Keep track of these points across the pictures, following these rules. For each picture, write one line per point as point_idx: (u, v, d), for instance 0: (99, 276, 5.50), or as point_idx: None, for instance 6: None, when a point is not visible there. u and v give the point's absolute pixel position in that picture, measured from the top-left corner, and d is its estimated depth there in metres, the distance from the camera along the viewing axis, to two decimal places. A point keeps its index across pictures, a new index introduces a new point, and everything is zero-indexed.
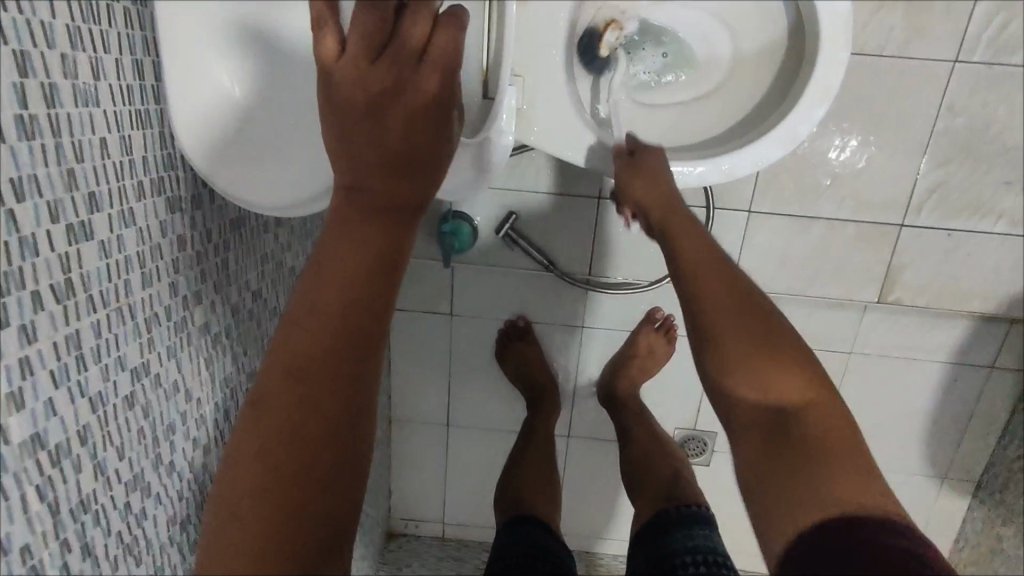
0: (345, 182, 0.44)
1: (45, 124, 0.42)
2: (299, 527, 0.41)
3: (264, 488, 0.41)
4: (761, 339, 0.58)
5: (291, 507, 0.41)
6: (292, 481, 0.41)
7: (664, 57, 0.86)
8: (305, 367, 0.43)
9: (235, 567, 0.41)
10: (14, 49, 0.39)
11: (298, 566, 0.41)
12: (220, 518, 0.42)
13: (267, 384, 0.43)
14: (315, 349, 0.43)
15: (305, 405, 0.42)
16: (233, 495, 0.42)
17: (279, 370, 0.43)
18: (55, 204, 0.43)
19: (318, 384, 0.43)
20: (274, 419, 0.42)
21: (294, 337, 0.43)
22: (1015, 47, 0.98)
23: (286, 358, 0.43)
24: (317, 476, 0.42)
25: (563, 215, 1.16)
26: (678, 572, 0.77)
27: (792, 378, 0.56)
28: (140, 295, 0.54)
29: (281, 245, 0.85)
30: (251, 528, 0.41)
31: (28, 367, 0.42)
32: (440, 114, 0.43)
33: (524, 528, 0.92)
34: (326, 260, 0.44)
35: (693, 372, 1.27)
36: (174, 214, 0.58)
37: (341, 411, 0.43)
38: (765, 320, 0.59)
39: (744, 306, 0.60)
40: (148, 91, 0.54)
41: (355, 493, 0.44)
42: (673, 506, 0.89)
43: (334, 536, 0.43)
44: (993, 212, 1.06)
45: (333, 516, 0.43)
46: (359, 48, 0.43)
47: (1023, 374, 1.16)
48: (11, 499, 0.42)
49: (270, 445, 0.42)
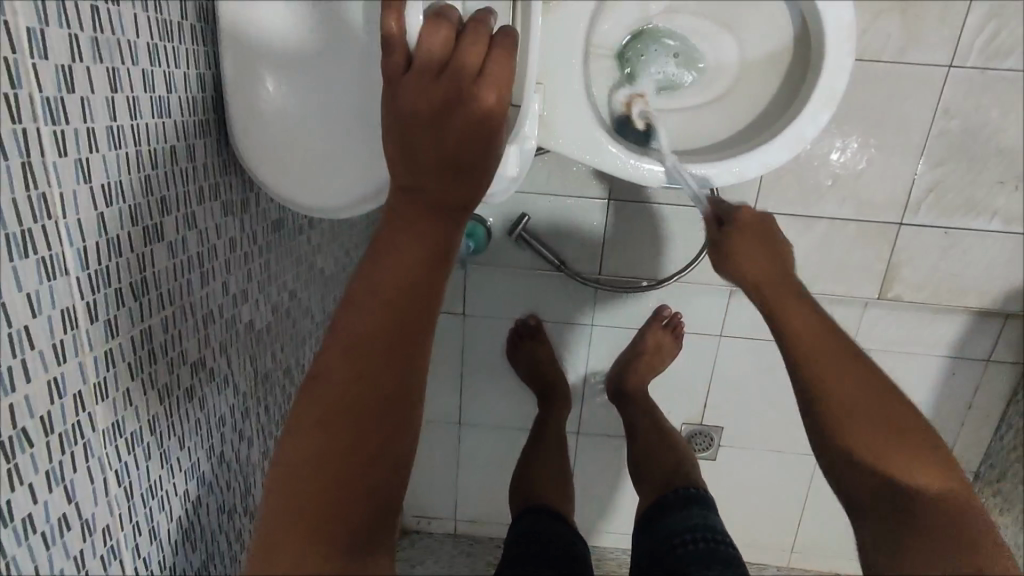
0: (403, 181, 0.48)
1: (128, 133, 0.47)
2: (351, 498, 0.43)
3: (319, 459, 0.43)
4: (910, 453, 0.50)
5: (348, 481, 0.44)
6: (349, 454, 0.44)
7: (676, 58, 0.89)
8: (362, 348, 0.45)
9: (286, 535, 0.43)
10: (107, 67, 0.44)
11: (349, 538, 0.43)
12: (274, 489, 0.44)
13: (325, 362, 0.46)
14: (373, 333, 0.46)
15: (361, 381, 0.45)
16: (288, 465, 0.44)
17: (337, 349, 0.45)
18: (134, 209, 0.47)
19: (377, 366, 0.45)
20: (333, 394, 0.45)
21: (353, 321, 0.46)
22: (1006, 52, 1.02)
23: (345, 340, 0.46)
24: (371, 451, 0.44)
25: (573, 216, 1.20)
26: (678, 550, 0.78)
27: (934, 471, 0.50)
28: (200, 294, 0.57)
29: (313, 248, 0.88)
30: (305, 496, 0.43)
31: (112, 360, 0.46)
32: (495, 125, 0.47)
33: (530, 520, 0.91)
34: (386, 251, 0.47)
35: (699, 369, 1.31)
36: (227, 217, 0.62)
37: (394, 391, 0.46)
38: (910, 426, 0.51)
39: (877, 407, 0.51)
40: (207, 101, 0.59)
41: (403, 472, 0.46)
42: (673, 491, 0.92)
43: (382, 510, 0.45)
44: (988, 210, 1.11)
45: (385, 492, 0.45)
46: (422, 63, 0.47)
47: (1018, 366, 1.21)
48: (97, 481, 0.45)
49: (329, 418, 0.44)
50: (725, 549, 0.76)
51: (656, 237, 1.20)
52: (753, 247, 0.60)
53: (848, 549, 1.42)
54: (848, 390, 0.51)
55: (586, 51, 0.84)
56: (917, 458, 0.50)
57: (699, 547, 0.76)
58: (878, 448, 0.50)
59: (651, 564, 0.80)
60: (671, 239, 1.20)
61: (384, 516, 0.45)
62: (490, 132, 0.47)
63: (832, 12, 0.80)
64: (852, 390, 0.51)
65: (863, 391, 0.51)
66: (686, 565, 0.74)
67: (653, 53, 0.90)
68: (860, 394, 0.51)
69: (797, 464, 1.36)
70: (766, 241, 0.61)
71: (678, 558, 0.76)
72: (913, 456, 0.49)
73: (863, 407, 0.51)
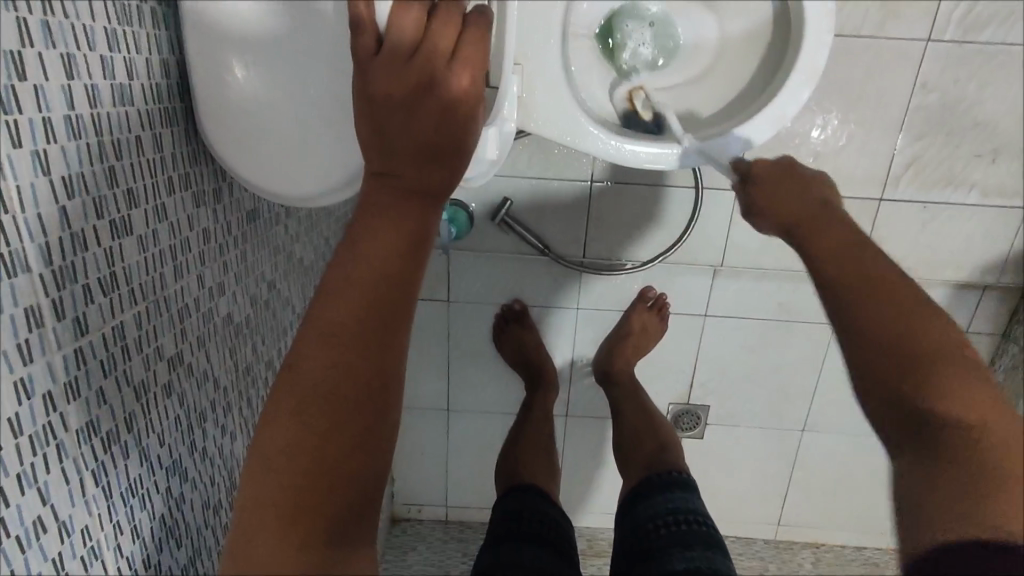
0: (378, 167, 0.47)
1: (89, 123, 0.45)
2: (335, 482, 0.43)
3: (298, 447, 0.43)
4: (948, 380, 0.46)
5: (330, 470, 0.43)
6: (326, 441, 0.43)
7: (652, 26, 0.88)
8: (338, 336, 0.44)
9: (267, 521, 0.43)
10: (61, 52, 0.42)
11: (331, 519, 0.43)
12: (256, 478, 0.44)
13: (302, 351, 0.44)
14: (349, 320, 0.45)
15: (337, 369, 0.44)
16: (268, 454, 0.43)
17: (313, 337, 0.44)
18: (99, 200, 0.46)
19: (353, 354, 0.44)
20: (309, 383, 0.44)
21: (328, 308, 0.45)
22: (983, 25, 1.02)
23: (321, 327, 0.45)
24: (349, 440, 0.44)
25: (555, 200, 1.19)
26: (658, 532, 0.80)
27: (958, 385, 0.46)
28: (174, 287, 0.56)
29: (291, 237, 0.87)
30: (287, 483, 0.43)
31: (83, 358, 0.45)
32: (469, 110, 0.46)
33: (514, 498, 0.91)
34: (361, 237, 0.46)
35: (684, 349, 1.32)
36: (200, 208, 0.61)
37: (373, 378, 0.45)
38: (956, 356, 0.47)
39: (916, 339, 0.48)
40: (172, 88, 0.57)
41: (385, 457, 0.46)
42: (657, 472, 0.92)
43: (364, 494, 0.45)
44: (966, 183, 1.11)
45: (364, 480, 0.45)
46: (394, 46, 0.46)
47: (995, 337, 1.23)
48: (72, 482, 0.44)
49: (305, 406, 0.44)
50: (704, 530, 0.78)
51: (639, 218, 1.20)
52: (784, 190, 0.64)
53: (832, 520, 1.46)
54: (894, 336, 0.49)
55: (564, 30, 0.83)
56: (967, 396, 0.46)
57: (679, 529, 0.78)
58: (892, 341, 0.49)
59: (630, 548, 0.81)
60: (654, 220, 1.20)
61: (362, 503, 0.45)
62: (462, 117, 0.46)
63: None
64: (894, 328, 0.49)
65: (920, 333, 0.48)
66: (667, 550, 0.76)
67: (628, 24, 0.88)
68: (911, 337, 0.48)
69: (782, 440, 1.38)
70: (793, 184, 0.65)
71: (658, 540, 0.78)
72: (956, 384, 0.46)
73: (913, 356, 0.47)
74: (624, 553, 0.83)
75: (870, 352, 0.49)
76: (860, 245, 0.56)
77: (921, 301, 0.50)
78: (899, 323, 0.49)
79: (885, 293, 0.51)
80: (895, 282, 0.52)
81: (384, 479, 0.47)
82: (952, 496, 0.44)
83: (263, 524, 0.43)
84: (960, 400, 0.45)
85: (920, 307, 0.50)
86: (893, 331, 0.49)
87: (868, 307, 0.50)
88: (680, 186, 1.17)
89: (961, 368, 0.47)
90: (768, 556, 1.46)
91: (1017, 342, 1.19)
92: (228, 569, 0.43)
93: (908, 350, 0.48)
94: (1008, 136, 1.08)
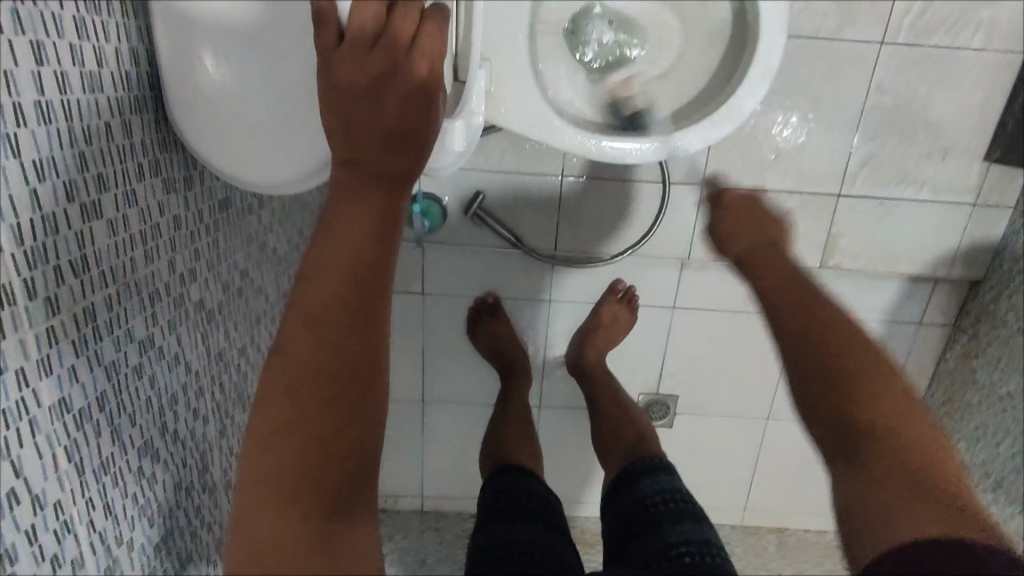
0: (346, 156, 0.49)
1: (58, 109, 0.47)
2: (334, 452, 0.46)
3: (293, 420, 0.45)
4: (879, 398, 0.55)
5: (325, 441, 0.46)
6: (320, 415, 0.46)
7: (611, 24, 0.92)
8: (322, 317, 0.46)
9: (269, 490, 0.45)
10: (30, 40, 0.43)
11: (331, 487, 0.46)
12: (251, 453, 0.46)
13: (287, 332, 0.47)
14: (328, 300, 0.47)
15: (322, 347, 0.46)
16: (263, 431, 0.46)
17: (296, 319, 0.47)
18: (69, 184, 0.47)
19: (338, 332, 0.46)
20: (297, 363, 0.46)
21: (309, 291, 0.47)
22: (933, 30, 1.07)
23: (304, 309, 0.47)
24: (340, 416, 0.46)
25: (526, 195, 1.22)
26: (648, 511, 0.83)
27: (869, 393, 0.55)
28: (145, 272, 0.58)
29: (264, 226, 0.88)
30: (285, 456, 0.45)
31: (54, 337, 0.46)
32: (429, 94, 0.48)
33: (502, 481, 0.93)
34: (335, 222, 0.48)
35: (654, 341, 1.36)
36: (170, 194, 0.62)
37: (357, 355, 0.47)
38: (873, 370, 0.57)
39: (844, 355, 0.58)
40: (142, 77, 0.59)
41: (378, 428, 0.48)
42: (641, 457, 0.96)
43: (361, 462, 0.47)
44: (917, 181, 1.17)
45: (359, 449, 0.47)
46: (356, 38, 0.48)
47: (946, 328, 1.31)
48: (44, 457, 0.46)
49: (296, 383, 0.46)
50: (694, 508, 0.82)
51: (608, 212, 1.23)
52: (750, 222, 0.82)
53: (798, 505, 1.51)
54: (823, 368, 0.58)
55: (531, 29, 0.87)
56: (887, 404, 0.55)
57: (670, 507, 0.82)
58: (825, 346, 0.59)
59: (622, 526, 0.84)
60: (624, 215, 1.23)
61: (360, 472, 0.48)
62: (425, 102, 0.48)
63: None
64: (793, 302, 0.65)
65: (847, 360, 0.57)
66: (659, 526, 0.80)
67: (590, 23, 0.92)
68: (847, 367, 0.57)
69: (749, 428, 1.43)
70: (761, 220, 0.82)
71: (650, 518, 0.82)
72: (874, 394, 0.55)
73: (832, 357, 0.58)
74: (615, 534, 0.86)
75: (795, 331, 0.61)
76: (825, 300, 0.64)
77: (847, 326, 0.60)
78: (828, 346, 0.59)
79: (813, 316, 0.62)
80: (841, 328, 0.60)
81: (375, 451, 0.49)
82: (877, 508, 0.50)
83: (262, 496, 0.45)
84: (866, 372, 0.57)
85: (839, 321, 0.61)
86: (822, 349, 0.59)
87: (814, 351, 0.59)
88: (648, 181, 1.20)
89: (883, 387, 0.56)
90: (734, 541, 1.51)
91: (966, 332, 1.26)
92: (235, 537, 0.46)
93: (833, 363, 0.58)
94: (955, 136, 1.14)
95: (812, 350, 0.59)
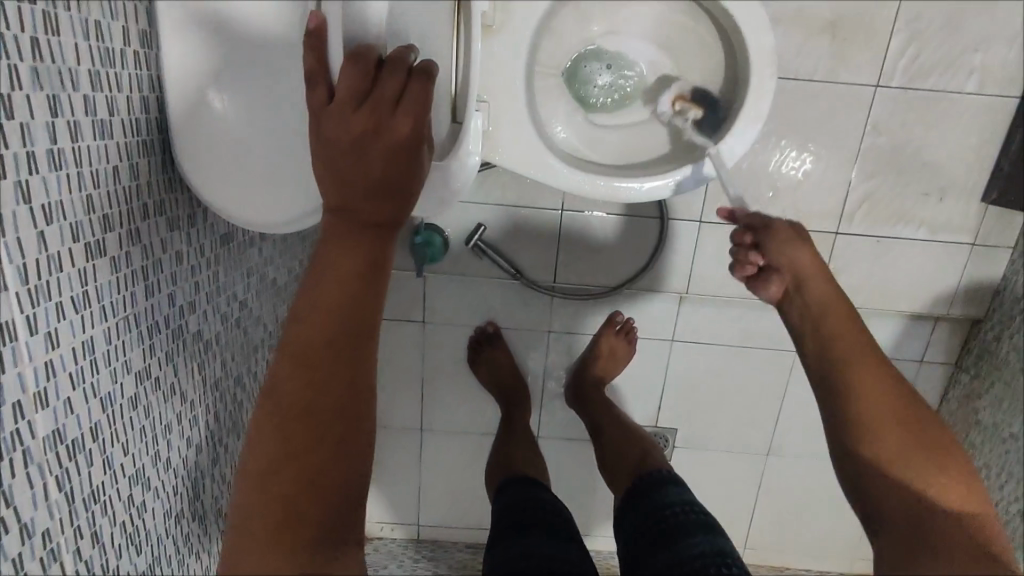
0: (334, 204, 0.51)
1: (70, 155, 0.49)
2: (318, 490, 0.47)
3: (281, 458, 0.47)
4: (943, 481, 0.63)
5: (313, 477, 0.47)
6: (307, 453, 0.47)
7: (609, 66, 0.95)
8: (311, 358, 0.48)
9: (256, 528, 0.46)
10: (48, 94, 0.47)
11: (318, 525, 0.47)
12: (240, 490, 0.47)
13: (277, 372, 0.48)
14: (317, 341, 0.48)
15: (310, 387, 0.48)
16: (252, 469, 0.47)
17: (285, 360, 0.48)
18: (75, 225, 0.50)
19: (326, 372, 0.48)
20: (286, 402, 0.47)
21: (299, 331, 0.49)
22: (927, 73, 1.10)
23: (293, 350, 0.48)
24: (326, 452, 0.47)
25: (526, 228, 1.24)
26: (668, 520, 0.83)
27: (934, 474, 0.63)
28: (144, 305, 0.60)
29: (264, 258, 0.91)
30: (271, 491, 0.46)
31: (51, 370, 0.48)
32: (416, 146, 0.51)
33: (512, 489, 0.97)
34: (323, 267, 0.50)
35: (653, 373, 1.36)
36: (173, 232, 0.65)
37: (343, 392, 0.48)
38: (932, 452, 0.64)
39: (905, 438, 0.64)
40: (151, 123, 0.62)
41: (365, 465, 0.50)
42: (650, 472, 0.95)
43: (347, 499, 0.49)
44: (914, 219, 1.18)
45: (343, 486, 0.48)
46: (345, 96, 0.51)
47: (948, 365, 1.30)
48: (35, 487, 0.47)
49: (287, 423, 0.47)
50: (708, 519, 0.82)
51: (607, 245, 1.25)
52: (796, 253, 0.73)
53: (799, 543, 1.49)
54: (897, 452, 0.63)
55: (528, 70, 0.90)
56: (942, 487, 0.63)
57: (689, 517, 0.82)
58: (887, 419, 0.64)
59: (637, 537, 0.84)
60: (622, 249, 1.25)
61: (347, 509, 0.49)
62: (411, 154, 0.50)
63: (755, 37, 0.86)
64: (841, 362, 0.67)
65: (912, 441, 0.64)
66: (680, 535, 0.80)
67: (590, 65, 0.95)
68: (907, 450, 0.64)
69: (749, 463, 1.42)
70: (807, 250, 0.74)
71: (672, 526, 0.82)
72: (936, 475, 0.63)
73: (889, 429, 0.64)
74: (632, 540, 0.85)
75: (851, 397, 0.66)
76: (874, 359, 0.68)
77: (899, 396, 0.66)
78: (891, 425, 0.64)
79: (872, 386, 0.66)
80: (899, 401, 0.66)
81: (362, 487, 0.50)
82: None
83: (249, 533, 0.47)
84: (921, 452, 0.64)
85: (894, 393, 0.66)
86: (883, 426, 0.64)
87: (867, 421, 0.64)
88: (646, 217, 1.22)
89: (938, 472, 0.63)
90: None
91: (969, 371, 1.25)
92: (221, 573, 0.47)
93: (897, 443, 0.64)
94: (952, 177, 1.15)
95: (882, 427, 0.64)
